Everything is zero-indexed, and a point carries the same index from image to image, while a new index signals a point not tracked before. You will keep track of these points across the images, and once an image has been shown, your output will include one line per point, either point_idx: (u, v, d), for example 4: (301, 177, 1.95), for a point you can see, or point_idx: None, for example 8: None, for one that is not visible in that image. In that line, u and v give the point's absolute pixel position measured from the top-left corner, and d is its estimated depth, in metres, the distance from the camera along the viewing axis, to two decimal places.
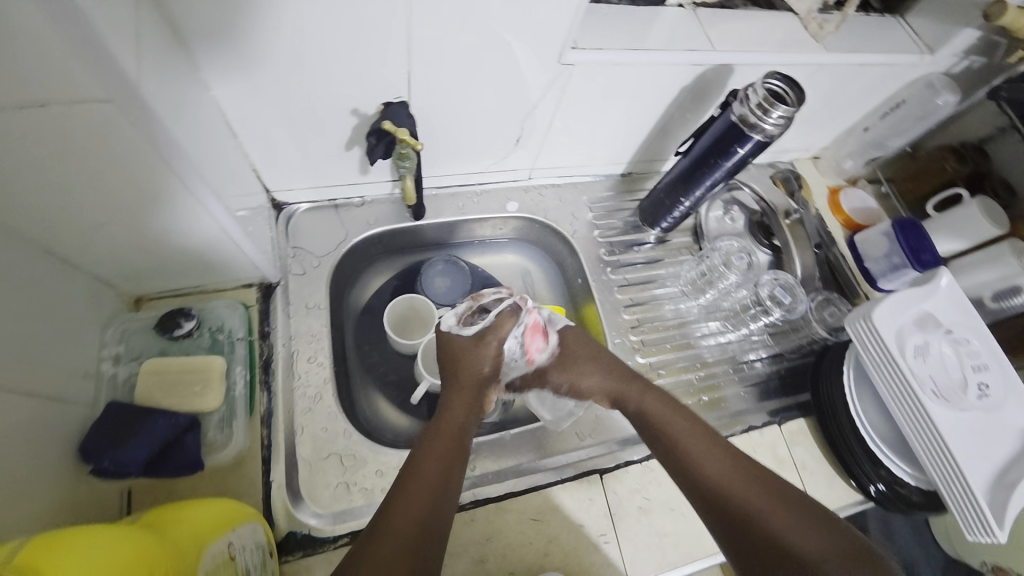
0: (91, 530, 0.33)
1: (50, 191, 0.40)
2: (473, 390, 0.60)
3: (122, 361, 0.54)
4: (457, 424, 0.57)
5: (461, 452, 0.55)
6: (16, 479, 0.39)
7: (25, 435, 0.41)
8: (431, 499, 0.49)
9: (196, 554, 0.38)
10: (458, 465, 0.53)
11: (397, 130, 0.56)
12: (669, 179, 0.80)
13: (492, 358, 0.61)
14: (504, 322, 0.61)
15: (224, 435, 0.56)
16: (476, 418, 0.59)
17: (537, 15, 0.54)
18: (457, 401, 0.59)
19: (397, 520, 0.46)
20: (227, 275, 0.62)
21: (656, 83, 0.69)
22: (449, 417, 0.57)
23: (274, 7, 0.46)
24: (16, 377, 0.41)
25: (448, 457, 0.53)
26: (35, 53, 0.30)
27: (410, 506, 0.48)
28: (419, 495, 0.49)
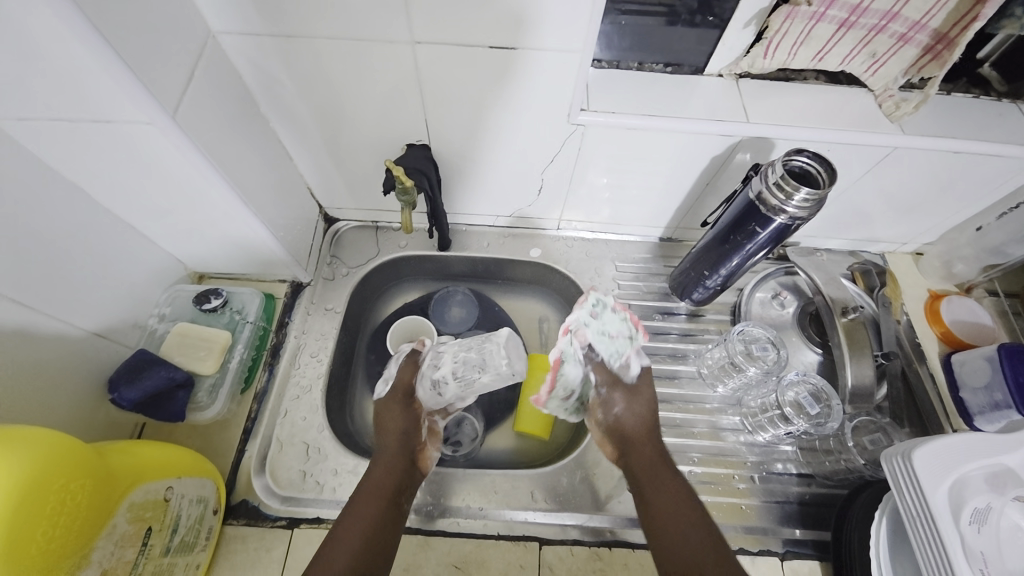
0: (55, 431, 0.42)
1: (124, 182, 0.53)
2: (401, 447, 0.61)
3: (165, 320, 0.69)
4: (386, 481, 0.58)
5: (387, 514, 0.56)
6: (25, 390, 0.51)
7: (59, 358, 0.55)
8: (364, 551, 0.53)
9: (121, 495, 0.46)
10: (382, 527, 0.55)
11: (393, 167, 0.64)
12: (697, 251, 0.74)
13: (408, 410, 0.65)
14: (405, 374, 0.67)
15: (208, 399, 0.65)
16: (409, 475, 0.61)
17: (539, 80, 0.58)
18: (387, 458, 0.60)
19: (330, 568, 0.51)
20: (264, 269, 0.74)
21: (683, 151, 0.67)
22: (378, 473, 0.59)
23: (314, 64, 0.57)
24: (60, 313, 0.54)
25: (379, 513, 0.56)
26: (101, 88, 0.42)
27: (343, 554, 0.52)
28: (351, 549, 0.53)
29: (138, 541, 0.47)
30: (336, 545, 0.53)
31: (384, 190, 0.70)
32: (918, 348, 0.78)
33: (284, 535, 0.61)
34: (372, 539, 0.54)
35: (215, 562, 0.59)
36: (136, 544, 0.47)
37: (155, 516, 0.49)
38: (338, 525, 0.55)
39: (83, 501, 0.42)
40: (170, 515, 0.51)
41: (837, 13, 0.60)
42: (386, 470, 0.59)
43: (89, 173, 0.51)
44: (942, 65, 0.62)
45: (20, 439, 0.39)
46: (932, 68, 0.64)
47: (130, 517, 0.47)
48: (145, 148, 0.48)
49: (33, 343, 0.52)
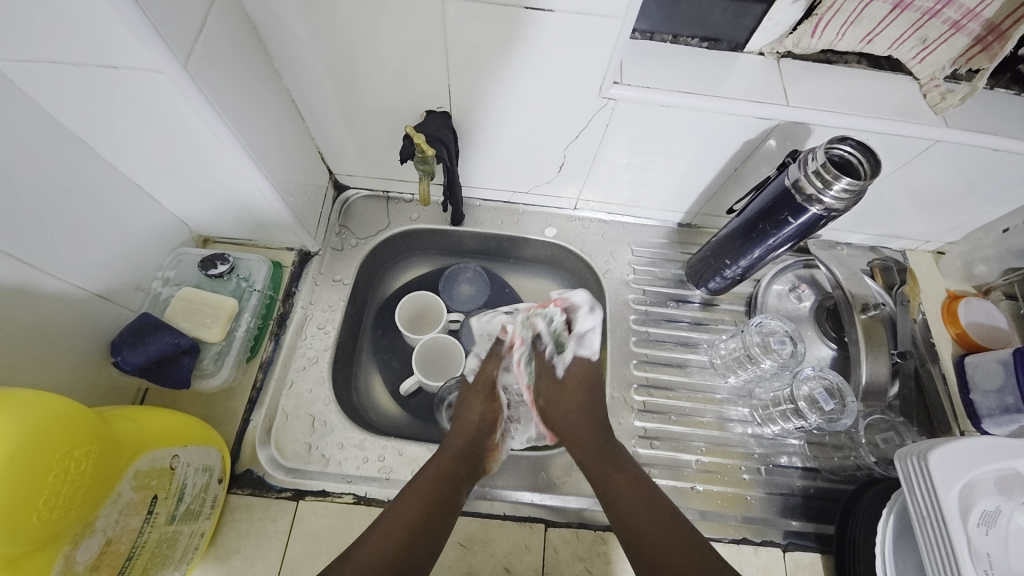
0: (56, 395, 0.40)
1: (129, 135, 0.50)
2: (473, 436, 0.64)
3: (169, 284, 0.66)
4: (454, 467, 0.60)
5: (449, 504, 0.56)
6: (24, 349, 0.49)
7: (62, 318, 0.53)
8: (422, 526, 0.54)
9: (125, 462, 0.45)
10: (442, 518, 0.55)
11: (415, 135, 0.61)
12: (719, 238, 0.72)
13: (487, 404, 0.69)
14: (491, 366, 0.73)
15: (214, 367, 0.63)
16: (474, 471, 0.62)
17: (574, 49, 0.54)
18: (460, 441, 0.63)
19: (387, 537, 0.52)
20: (272, 236, 0.72)
21: (715, 133, 0.64)
22: (445, 459, 0.60)
23: (334, 18, 0.53)
24: (60, 270, 0.52)
25: (442, 491, 0.57)
26: (106, 31, 0.38)
27: (398, 526, 0.53)
28: (408, 522, 0.54)
29: (144, 509, 0.46)
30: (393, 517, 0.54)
31: (401, 159, 0.67)
32: (931, 347, 0.77)
33: (289, 506, 0.60)
34: (433, 518, 0.55)
35: (219, 530, 0.58)
36: (141, 512, 0.46)
37: (161, 484, 0.48)
38: (398, 500, 0.56)
39: (87, 467, 0.41)
40: (175, 484, 0.50)
41: None
42: (455, 454, 0.61)
43: (90, 121, 0.48)
44: (991, 58, 0.60)
45: (21, 402, 0.38)
46: (981, 59, 0.61)
47: (135, 485, 0.46)
48: (150, 98, 0.45)
49: (33, 301, 0.50)
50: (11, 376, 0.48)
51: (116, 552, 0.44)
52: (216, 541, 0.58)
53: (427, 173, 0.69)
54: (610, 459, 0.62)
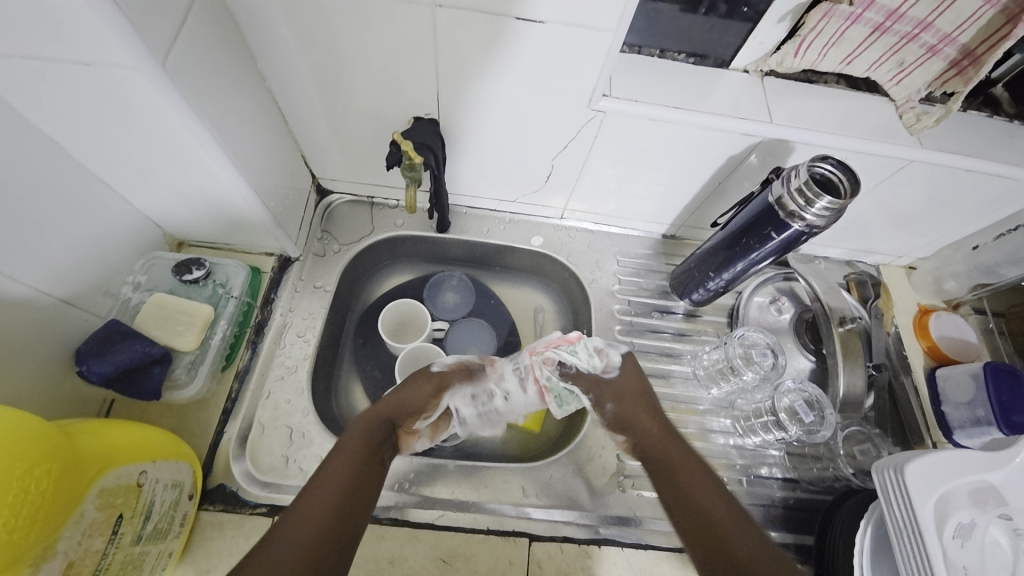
0: (17, 409, 0.38)
1: (101, 132, 0.48)
2: (400, 408, 0.59)
3: (140, 289, 0.63)
4: (373, 432, 0.56)
5: (370, 470, 0.53)
6: None
7: (23, 326, 0.50)
8: (342, 508, 0.48)
9: (90, 479, 0.43)
10: (366, 484, 0.51)
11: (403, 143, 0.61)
12: (703, 251, 0.73)
13: (429, 398, 0.61)
14: (457, 373, 0.63)
15: (187, 377, 0.60)
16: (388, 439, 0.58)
17: (566, 60, 0.54)
18: (379, 411, 0.58)
19: (308, 518, 0.46)
20: (251, 240, 0.70)
21: (701, 149, 0.65)
22: (364, 428, 0.55)
23: (322, 22, 0.52)
24: (23, 275, 0.49)
25: (361, 462, 0.52)
26: (79, 27, 0.36)
27: (317, 515, 0.47)
28: (334, 495, 0.48)
29: (108, 529, 0.44)
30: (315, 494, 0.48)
31: (388, 165, 0.66)
32: (905, 359, 0.80)
33: (264, 523, 0.58)
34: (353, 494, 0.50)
35: (189, 549, 0.55)
36: (105, 533, 0.43)
37: (128, 502, 0.46)
38: (317, 475, 0.50)
39: (49, 486, 0.38)
40: (143, 502, 0.47)
41: (873, 16, 0.59)
42: (369, 428, 0.56)
43: (57, 117, 0.46)
44: (965, 82, 0.62)
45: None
46: (955, 83, 0.63)
47: (99, 504, 0.43)
48: (125, 96, 0.43)
49: None
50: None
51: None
52: (184, 562, 0.55)
53: (416, 180, 0.68)
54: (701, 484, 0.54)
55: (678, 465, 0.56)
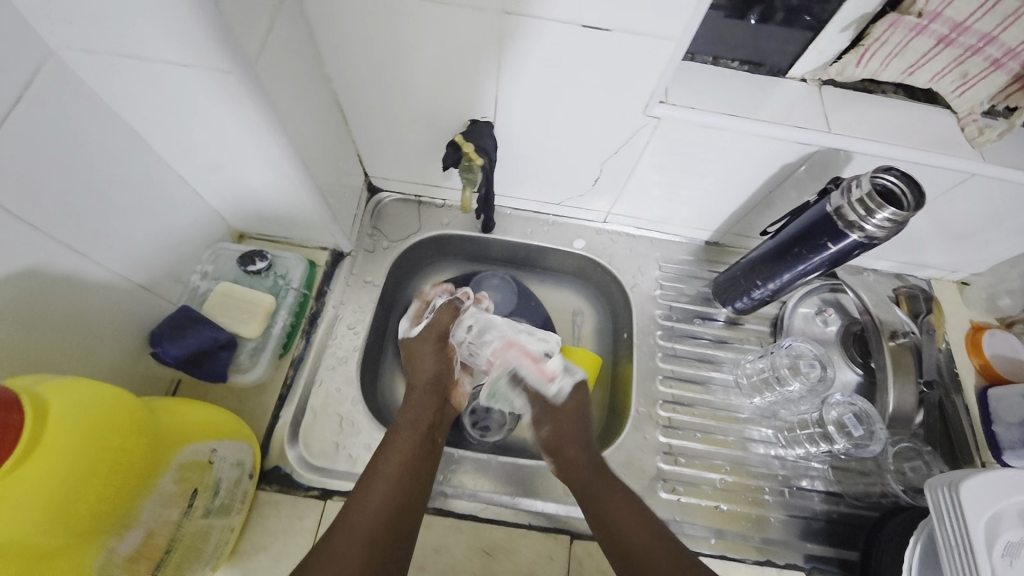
0: (111, 385, 0.41)
1: (184, 127, 0.51)
2: (433, 384, 0.67)
3: (206, 278, 0.66)
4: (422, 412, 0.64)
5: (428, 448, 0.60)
6: (74, 338, 0.49)
7: (107, 308, 0.53)
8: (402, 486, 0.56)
9: (170, 453, 0.45)
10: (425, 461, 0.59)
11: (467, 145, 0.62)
12: (750, 259, 0.72)
13: (439, 354, 0.69)
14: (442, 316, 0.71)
15: (250, 362, 0.63)
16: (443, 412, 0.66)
17: (625, 67, 0.55)
18: (421, 399, 0.65)
19: (370, 501, 0.54)
20: (308, 235, 0.73)
21: (754, 156, 0.65)
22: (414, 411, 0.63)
23: (390, 28, 0.54)
24: (108, 260, 0.52)
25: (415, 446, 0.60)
26: (181, 32, 0.39)
27: (377, 498, 0.55)
28: (391, 478, 0.56)
29: (182, 502, 0.46)
30: (365, 495, 0.55)
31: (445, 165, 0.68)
32: (955, 377, 0.78)
33: (316, 505, 0.60)
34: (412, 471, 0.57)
35: (248, 526, 0.58)
36: (180, 505, 0.46)
37: (199, 477, 0.48)
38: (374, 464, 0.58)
39: (138, 458, 0.41)
40: (211, 478, 0.50)
41: (938, 28, 0.58)
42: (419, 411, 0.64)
43: (148, 112, 0.49)
44: None
45: (71, 390, 0.38)
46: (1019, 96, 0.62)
47: (177, 478, 0.45)
48: (212, 96, 0.46)
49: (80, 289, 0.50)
50: (54, 361, 0.48)
51: (155, 545, 0.44)
52: (244, 539, 0.57)
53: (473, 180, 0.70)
54: (626, 509, 0.58)
55: (603, 482, 0.60)
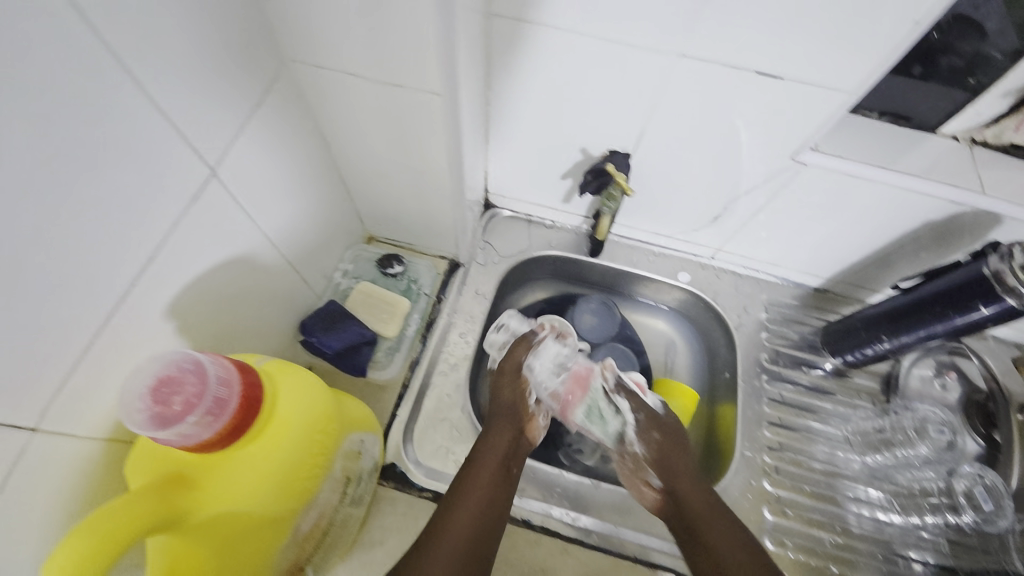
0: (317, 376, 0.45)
1: (368, 137, 0.55)
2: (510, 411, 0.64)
3: (347, 276, 0.72)
4: (503, 439, 0.61)
5: (507, 478, 0.58)
6: (254, 324, 0.54)
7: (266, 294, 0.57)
8: (484, 512, 0.54)
9: (347, 441, 0.48)
10: (502, 490, 0.57)
11: (618, 176, 0.65)
12: (874, 312, 0.72)
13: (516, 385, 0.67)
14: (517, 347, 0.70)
15: (386, 360, 0.70)
16: (518, 442, 0.63)
17: (787, 116, 0.56)
18: (501, 424, 0.63)
19: (454, 523, 0.52)
20: (433, 244, 0.77)
21: (895, 209, 0.64)
22: (495, 436, 0.61)
23: (562, 62, 0.57)
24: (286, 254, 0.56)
25: (495, 471, 0.58)
26: (414, 61, 0.43)
27: (460, 521, 0.53)
28: (474, 502, 0.54)
29: (343, 489, 0.49)
30: (450, 517, 0.53)
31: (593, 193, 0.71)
32: None
33: (430, 507, 0.62)
34: (493, 498, 0.56)
35: (368, 518, 0.60)
36: (341, 491, 0.48)
37: (353, 468, 0.51)
38: (457, 486, 0.56)
39: (330, 445, 0.44)
40: (359, 469, 0.52)
41: None
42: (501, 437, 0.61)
43: (343, 122, 0.53)
44: None
45: (293, 374, 0.43)
46: None
47: (343, 466, 0.48)
48: (411, 115, 0.50)
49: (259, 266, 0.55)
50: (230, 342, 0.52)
51: (317, 529, 0.46)
52: (364, 531, 0.60)
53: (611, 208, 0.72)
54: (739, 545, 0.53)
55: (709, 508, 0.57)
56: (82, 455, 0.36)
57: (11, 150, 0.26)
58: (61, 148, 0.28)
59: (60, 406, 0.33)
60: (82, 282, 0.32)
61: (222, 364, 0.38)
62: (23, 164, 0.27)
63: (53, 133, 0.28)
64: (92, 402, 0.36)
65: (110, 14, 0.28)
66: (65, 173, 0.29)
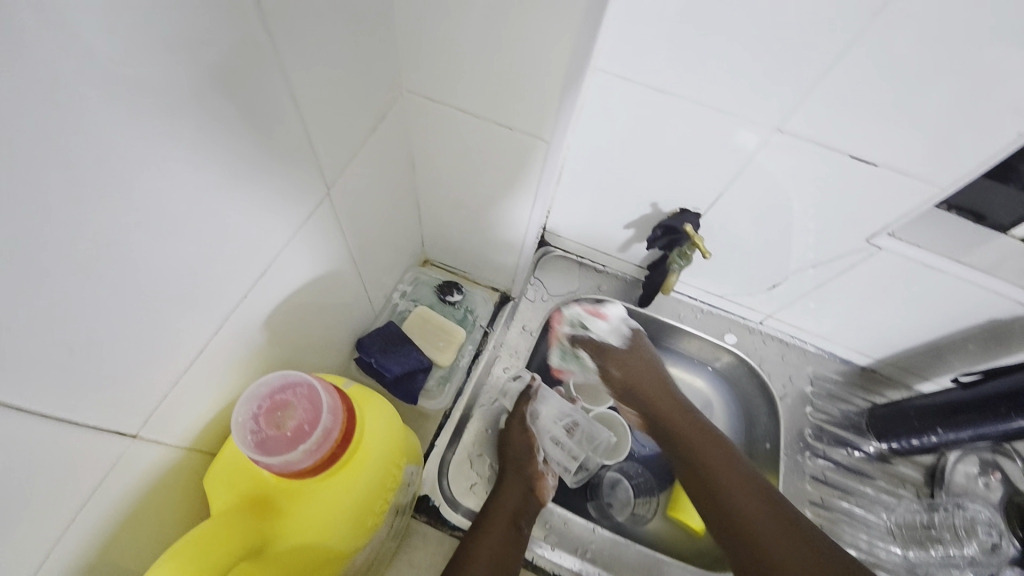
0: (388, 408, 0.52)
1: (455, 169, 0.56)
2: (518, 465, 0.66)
3: (405, 297, 0.75)
4: (513, 493, 0.62)
5: (519, 531, 0.59)
6: (300, 332, 0.54)
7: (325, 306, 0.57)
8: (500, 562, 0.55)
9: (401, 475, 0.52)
10: (515, 543, 0.58)
11: (695, 237, 0.65)
12: (924, 401, 0.71)
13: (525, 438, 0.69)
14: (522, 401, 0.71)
15: (438, 389, 0.70)
16: (528, 498, 0.63)
17: (867, 199, 0.56)
18: (512, 477, 0.64)
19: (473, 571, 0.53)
20: (489, 275, 0.77)
21: (962, 300, 0.64)
22: (507, 488, 0.62)
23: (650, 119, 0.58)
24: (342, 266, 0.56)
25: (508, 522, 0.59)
26: None
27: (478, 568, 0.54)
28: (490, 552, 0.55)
29: (387, 521, 0.51)
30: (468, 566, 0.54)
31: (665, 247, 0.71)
32: None
33: None
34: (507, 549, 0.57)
35: (398, 553, 0.58)
36: (386, 523, 0.51)
37: (399, 500, 0.53)
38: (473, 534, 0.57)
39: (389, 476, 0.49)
40: (402, 503, 0.54)
41: None
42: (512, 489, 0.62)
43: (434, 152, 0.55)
44: None
45: (371, 405, 0.50)
46: None
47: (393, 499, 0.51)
48: None
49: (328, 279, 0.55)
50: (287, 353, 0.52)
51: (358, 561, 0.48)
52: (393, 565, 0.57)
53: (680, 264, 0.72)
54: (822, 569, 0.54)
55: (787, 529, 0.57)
56: (163, 460, 0.41)
57: (183, 162, 0.32)
58: (221, 161, 0.34)
59: (158, 418, 0.39)
60: (209, 276, 0.38)
61: (331, 398, 0.44)
62: (189, 173, 0.32)
63: (215, 153, 0.34)
64: (180, 413, 0.41)
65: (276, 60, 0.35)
66: (213, 188, 0.35)
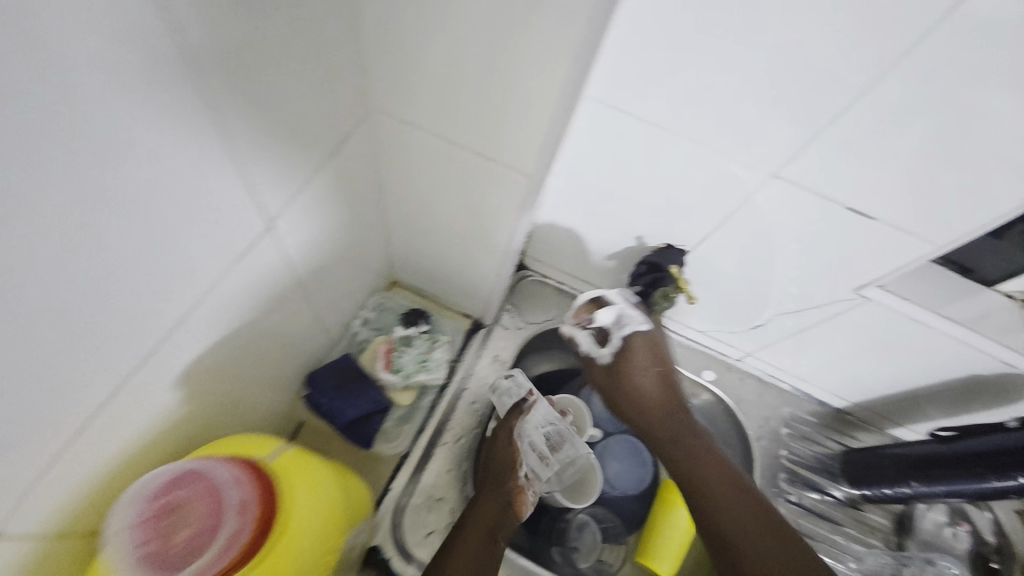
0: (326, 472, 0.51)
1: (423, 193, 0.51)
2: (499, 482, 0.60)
3: (366, 325, 0.69)
4: (489, 515, 0.57)
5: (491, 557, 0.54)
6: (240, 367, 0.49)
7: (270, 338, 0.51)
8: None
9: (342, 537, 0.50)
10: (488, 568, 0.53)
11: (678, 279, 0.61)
12: (904, 452, 0.68)
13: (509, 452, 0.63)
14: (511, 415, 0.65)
15: (395, 430, 0.64)
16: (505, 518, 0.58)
17: (858, 251, 0.54)
18: (489, 496, 0.59)
19: None
20: (460, 301, 0.72)
21: (945, 355, 0.62)
22: (482, 509, 0.57)
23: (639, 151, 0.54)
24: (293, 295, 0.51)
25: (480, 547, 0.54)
26: None
27: None
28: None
29: None
30: None
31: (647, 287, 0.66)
32: None
33: None
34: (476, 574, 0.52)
35: None
36: None
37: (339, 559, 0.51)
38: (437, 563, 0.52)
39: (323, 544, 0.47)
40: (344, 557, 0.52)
41: None
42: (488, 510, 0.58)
43: None
44: None
45: (302, 472, 0.48)
46: None
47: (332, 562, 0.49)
48: None
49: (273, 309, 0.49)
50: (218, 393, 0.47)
51: None
52: None
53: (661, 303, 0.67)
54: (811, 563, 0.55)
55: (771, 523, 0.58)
56: (33, 554, 0.36)
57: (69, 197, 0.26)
58: (122, 193, 0.29)
59: (19, 516, 0.34)
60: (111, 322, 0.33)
61: (240, 489, 0.43)
62: (76, 207, 0.27)
63: (114, 183, 0.28)
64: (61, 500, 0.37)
65: (205, 82, 0.30)
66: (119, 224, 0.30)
